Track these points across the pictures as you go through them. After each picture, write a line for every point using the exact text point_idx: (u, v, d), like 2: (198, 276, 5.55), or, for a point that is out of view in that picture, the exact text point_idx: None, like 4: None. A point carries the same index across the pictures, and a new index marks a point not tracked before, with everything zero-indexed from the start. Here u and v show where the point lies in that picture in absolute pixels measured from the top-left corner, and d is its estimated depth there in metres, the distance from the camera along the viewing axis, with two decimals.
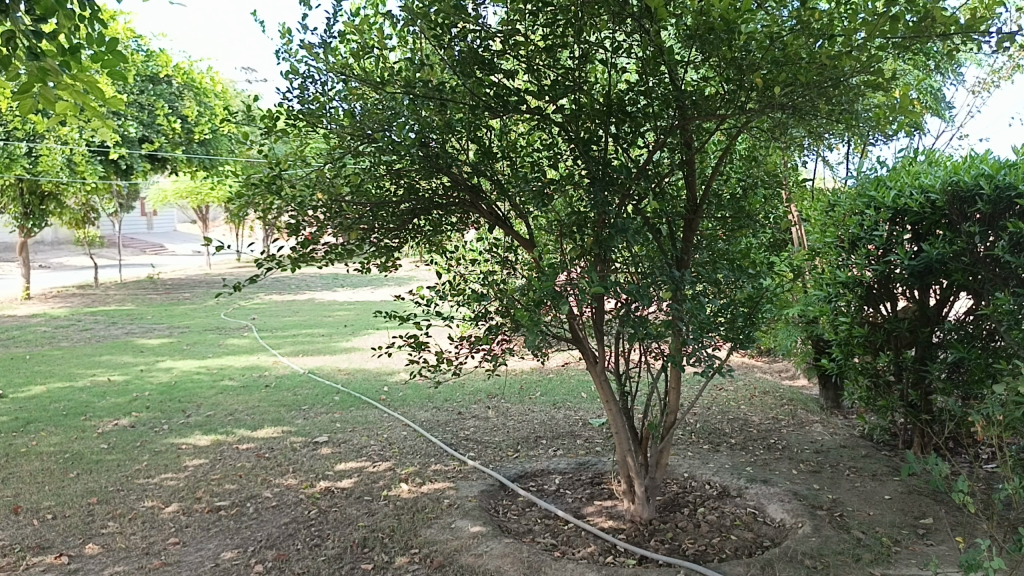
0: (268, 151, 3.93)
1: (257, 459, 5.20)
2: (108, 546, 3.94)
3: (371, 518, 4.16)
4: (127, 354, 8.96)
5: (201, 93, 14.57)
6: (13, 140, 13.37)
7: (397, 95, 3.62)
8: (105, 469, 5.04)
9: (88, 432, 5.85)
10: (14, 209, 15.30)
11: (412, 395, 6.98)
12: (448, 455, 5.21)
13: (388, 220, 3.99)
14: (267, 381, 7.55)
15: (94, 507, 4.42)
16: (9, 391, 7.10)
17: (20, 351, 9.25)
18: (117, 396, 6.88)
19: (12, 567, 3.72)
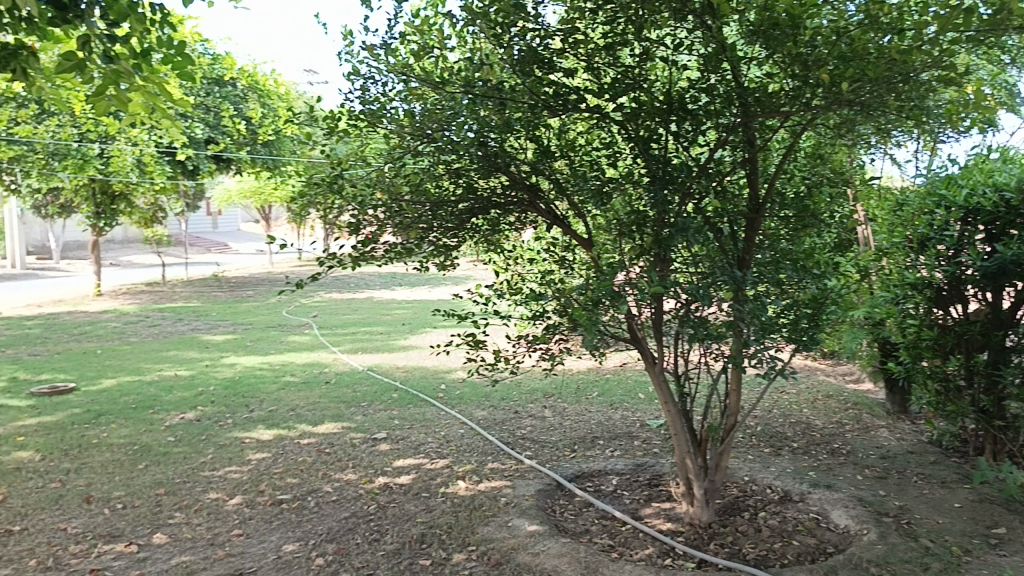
0: (328, 151, 3.99)
1: (318, 453, 5.28)
2: (175, 536, 4.05)
3: (429, 514, 4.19)
4: (193, 350, 9.21)
5: (264, 94, 15.21)
6: (86, 141, 13.86)
7: (457, 95, 3.64)
8: (172, 461, 5.19)
9: (156, 425, 6.02)
10: (87, 209, 15.86)
11: (469, 393, 7.02)
12: (505, 454, 5.22)
13: (447, 220, 4.02)
14: (327, 377, 7.68)
15: (162, 498, 4.55)
16: (82, 384, 7.36)
17: (91, 345, 9.58)
18: (184, 391, 7.08)
19: (84, 554, 3.86)
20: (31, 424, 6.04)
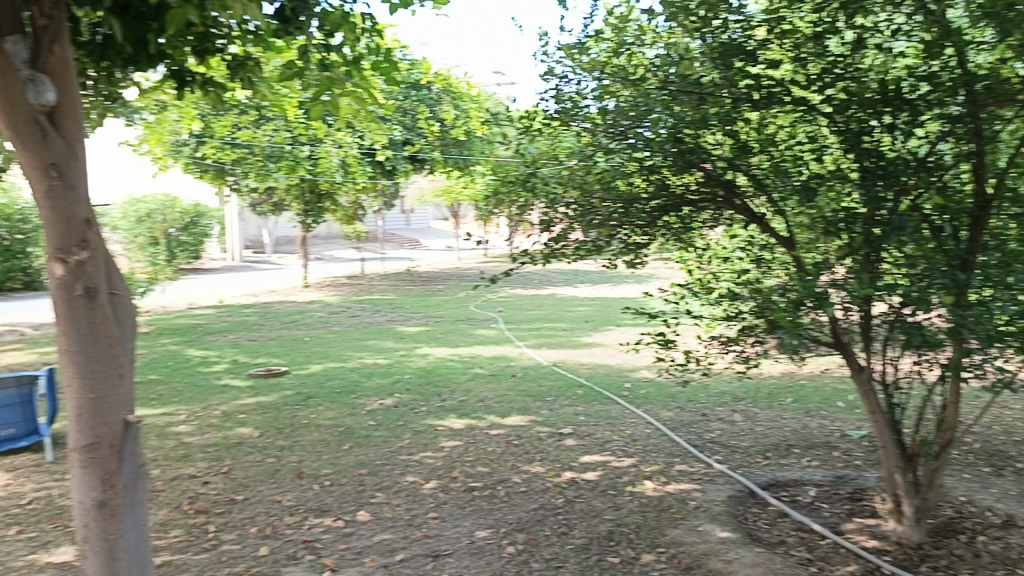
0: (519, 150, 4.11)
1: (507, 445, 5.43)
2: (377, 515, 4.31)
3: (617, 512, 4.19)
4: (389, 340, 9.74)
5: (458, 97, 16.13)
6: (298, 144, 15.01)
7: (651, 92, 3.64)
8: (372, 444, 5.51)
9: (357, 409, 6.42)
10: (297, 207, 17.17)
11: (656, 393, 6.94)
12: (694, 457, 5.12)
13: (639, 218, 3.94)
14: (514, 371, 7.86)
15: (365, 478, 4.85)
16: (293, 368, 7.99)
17: (300, 333, 10.37)
18: (382, 378, 7.50)
19: (297, 525, 4.19)
20: (251, 402, 6.63)
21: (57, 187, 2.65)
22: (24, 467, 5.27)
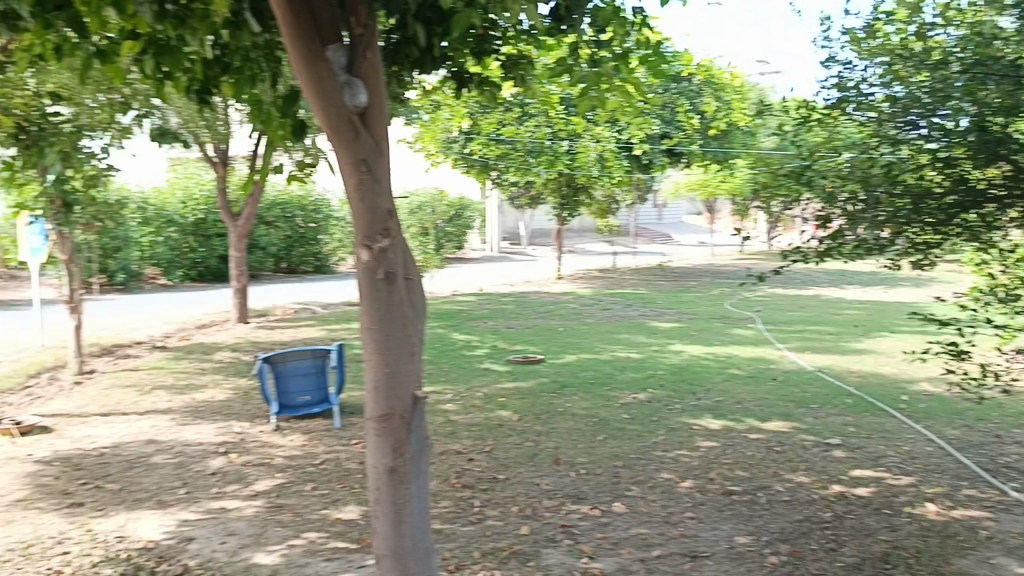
0: (789, 144, 3.84)
1: (767, 451, 5.21)
2: (633, 508, 4.33)
3: (893, 534, 3.87)
4: (642, 334, 9.74)
5: (719, 89, 16.20)
6: (558, 140, 15.45)
7: (951, 76, 3.52)
8: (627, 437, 5.54)
9: (612, 401, 6.48)
10: (555, 200, 17.67)
11: (938, 408, 6.32)
12: (986, 482, 4.60)
13: (932, 215, 3.66)
14: (774, 374, 7.53)
15: (621, 470, 4.89)
16: (550, 357, 8.24)
17: (556, 323, 10.68)
18: (636, 372, 7.52)
19: (556, 510, 4.31)
20: (510, 387, 6.93)
21: (366, 181, 2.91)
22: (317, 431, 5.90)
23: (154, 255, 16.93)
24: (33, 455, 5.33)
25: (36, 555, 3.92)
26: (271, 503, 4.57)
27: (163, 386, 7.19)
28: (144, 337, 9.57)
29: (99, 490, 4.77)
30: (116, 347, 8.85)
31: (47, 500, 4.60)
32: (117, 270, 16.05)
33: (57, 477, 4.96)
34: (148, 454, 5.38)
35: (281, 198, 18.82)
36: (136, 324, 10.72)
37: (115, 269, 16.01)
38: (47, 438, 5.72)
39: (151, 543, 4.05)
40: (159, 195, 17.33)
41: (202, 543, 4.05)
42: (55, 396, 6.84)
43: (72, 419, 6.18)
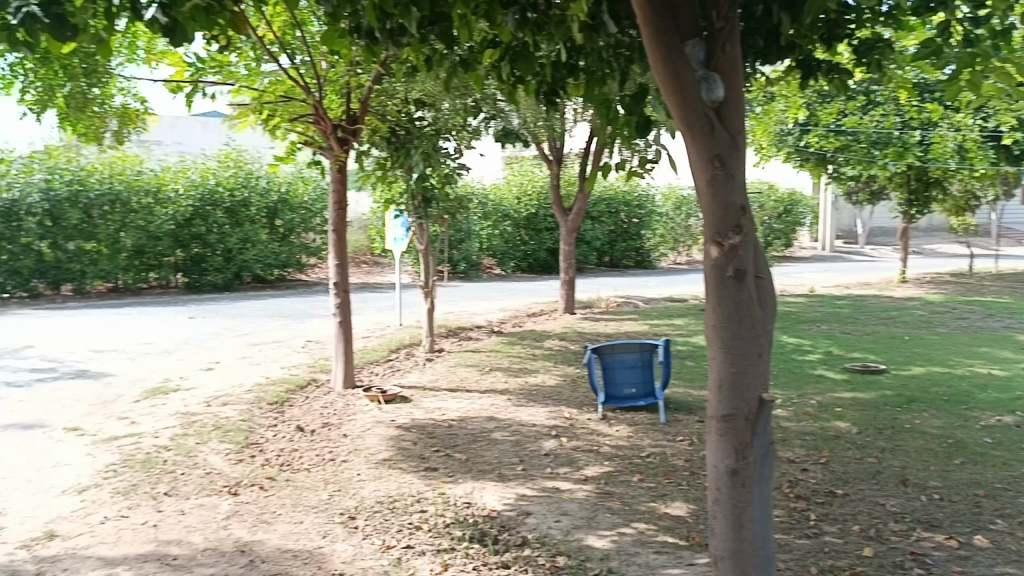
0: None
1: None
2: (999, 544, 3.82)
3: None
4: (1009, 349, 8.52)
5: None
6: (908, 130, 14.04)
7: None
8: (991, 464, 4.89)
9: (971, 422, 5.77)
10: (900, 197, 16.09)
11: None
12: None
13: None
14: None
15: (982, 500, 4.34)
16: (893, 367, 7.55)
17: (900, 331, 9.73)
18: (1001, 392, 6.61)
19: (904, 534, 3.94)
20: (847, 397, 6.47)
21: (719, 177, 2.87)
22: (643, 424, 5.99)
23: (491, 246, 18.34)
24: (396, 421, 6.05)
25: (401, 509, 4.44)
26: (601, 489, 4.72)
27: (500, 368, 7.77)
28: (484, 322, 10.40)
29: (449, 458, 5.28)
30: (461, 330, 9.73)
31: (408, 462, 5.19)
32: (460, 259, 17.63)
33: (415, 442, 5.58)
34: (489, 430, 5.85)
35: (607, 194, 19.34)
36: (476, 310, 11.70)
37: (458, 258, 17.60)
38: (406, 407, 6.46)
39: (494, 512, 4.39)
40: (497, 191, 18.71)
41: (538, 518, 4.30)
42: (412, 371, 7.70)
43: (426, 392, 6.92)
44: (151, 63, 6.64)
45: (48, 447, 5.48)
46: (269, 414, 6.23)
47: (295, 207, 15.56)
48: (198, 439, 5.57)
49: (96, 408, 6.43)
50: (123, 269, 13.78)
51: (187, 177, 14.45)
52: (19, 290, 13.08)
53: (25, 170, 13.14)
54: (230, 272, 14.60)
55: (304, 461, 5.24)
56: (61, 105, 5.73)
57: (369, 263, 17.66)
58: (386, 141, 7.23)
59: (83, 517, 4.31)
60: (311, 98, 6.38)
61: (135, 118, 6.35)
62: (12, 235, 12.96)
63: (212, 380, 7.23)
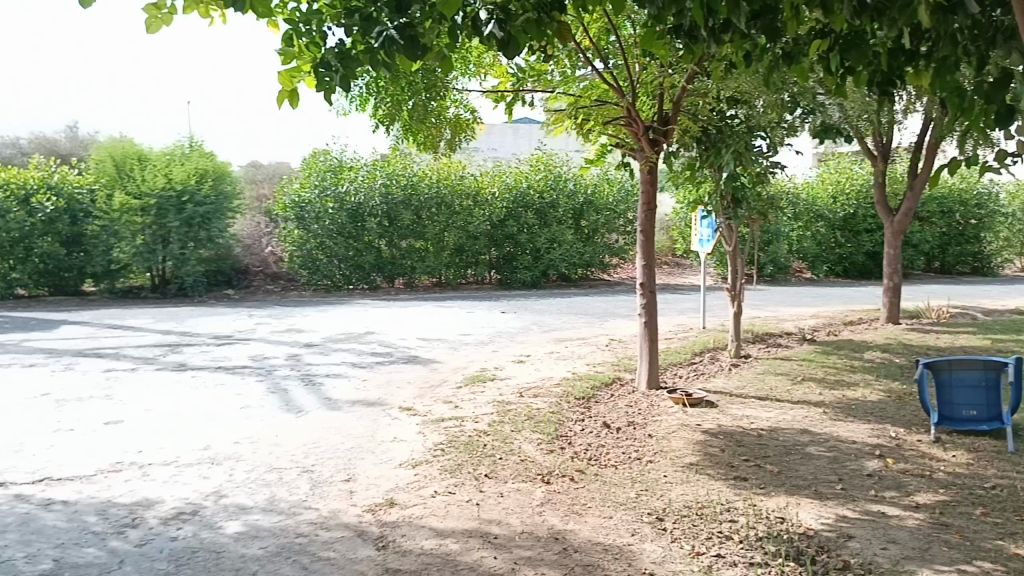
0: None
1: None
2: None
3: None
4: None
5: None
6: None
7: None
8: None
9: None
10: None
11: None
12: None
13: None
14: None
15: None
16: None
17: None
18: None
19: None
20: None
21: None
22: (986, 452, 5.31)
23: (800, 249, 17.43)
24: (702, 426, 5.97)
25: (710, 516, 4.35)
26: (935, 520, 4.26)
27: (812, 379, 7.37)
28: (794, 328, 9.91)
29: (760, 469, 5.08)
30: (769, 336, 9.36)
31: (716, 469, 5.09)
32: (766, 262, 16.96)
33: (723, 449, 5.46)
34: (802, 444, 5.57)
35: (939, 192, 17.40)
36: (785, 315, 11.19)
37: (765, 261, 16.93)
38: (712, 412, 6.35)
39: (811, 531, 4.14)
40: (809, 190, 17.71)
41: (861, 543, 3.99)
42: (717, 376, 7.55)
43: (732, 398, 6.76)
44: (480, 76, 7.18)
45: (388, 423, 6.14)
46: (577, 408, 6.45)
47: (600, 208, 15.98)
48: (513, 426, 5.92)
49: (425, 391, 7.10)
50: (447, 265, 15.11)
51: (503, 180, 15.41)
52: (362, 282, 14.89)
53: (369, 177, 14.73)
54: (539, 271, 15.44)
55: (612, 457, 5.34)
56: (405, 117, 6.38)
57: (670, 263, 17.64)
58: (696, 141, 7.05)
59: (417, 490, 4.77)
60: (625, 100, 6.44)
61: (466, 127, 6.91)
62: (358, 234, 14.69)
63: (524, 372, 7.66)
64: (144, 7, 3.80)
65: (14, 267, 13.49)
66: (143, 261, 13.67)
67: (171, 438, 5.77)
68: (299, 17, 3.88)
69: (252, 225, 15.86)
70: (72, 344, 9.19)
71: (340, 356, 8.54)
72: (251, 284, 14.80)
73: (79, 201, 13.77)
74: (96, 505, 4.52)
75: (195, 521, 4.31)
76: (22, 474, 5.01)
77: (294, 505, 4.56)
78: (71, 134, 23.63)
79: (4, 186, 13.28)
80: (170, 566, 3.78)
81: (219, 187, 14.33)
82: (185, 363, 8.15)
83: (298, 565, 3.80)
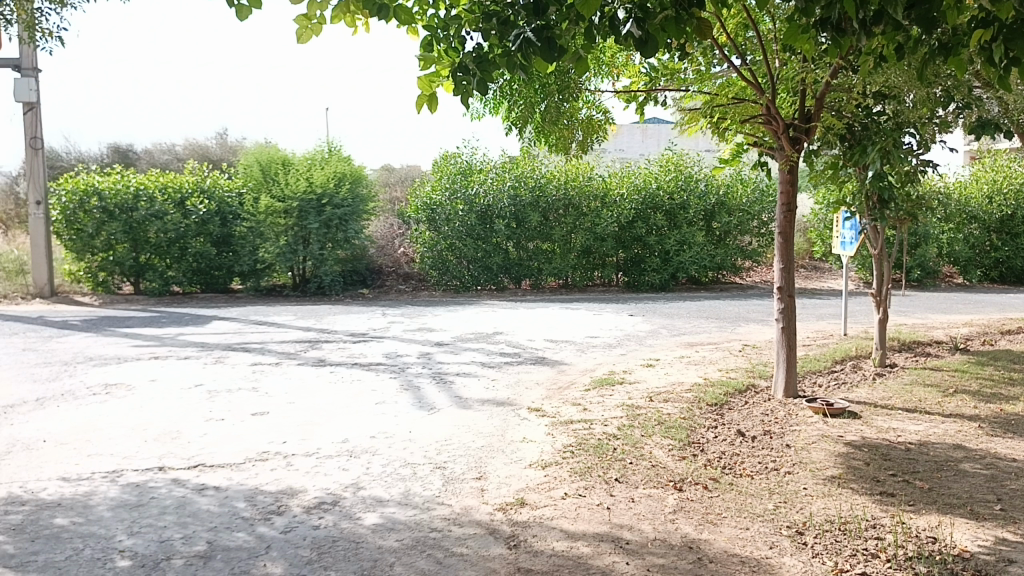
0: None
1: None
2: None
3: None
4: None
5: None
6: None
7: None
8: None
9: None
10: None
11: None
12: None
13: None
14: None
15: None
16: None
17: None
18: None
19: None
20: None
21: None
22: None
23: (951, 252, 16.38)
24: (844, 437, 5.70)
25: (854, 532, 4.13)
26: None
27: (966, 392, 6.90)
28: (944, 337, 9.32)
29: (910, 485, 4.80)
30: (917, 344, 8.84)
31: (861, 483, 4.84)
32: (913, 266, 16.02)
33: (867, 463, 5.19)
34: (956, 460, 5.23)
35: None
36: (934, 322, 10.54)
37: (911, 265, 16.00)
38: (854, 423, 6.06)
39: (967, 553, 3.86)
40: (962, 190, 16.61)
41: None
42: (860, 385, 7.19)
43: (877, 409, 6.43)
44: (612, 76, 7.15)
45: (517, 423, 6.19)
46: (709, 415, 6.29)
47: (733, 210, 15.55)
48: (643, 431, 5.83)
49: (554, 392, 7.11)
50: (574, 267, 15.13)
51: (631, 181, 15.25)
52: (490, 283, 15.09)
53: (498, 179, 14.90)
54: (667, 273, 15.21)
55: (748, 466, 5.18)
56: (537, 119, 6.45)
57: (806, 267, 16.96)
58: (840, 139, 6.66)
59: (547, 491, 4.77)
60: (764, 97, 6.23)
61: (598, 128, 6.88)
62: (486, 235, 14.90)
63: (654, 376, 7.54)
64: (295, 17, 3.98)
65: (170, 265, 14.49)
66: (285, 261, 14.36)
67: (313, 430, 6.03)
68: (438, 23, 3.95)
69: (387, 228, 16.72)
70: (221, 338, 9.78)
71: (470, 355, 8.69)
72: (385, 283, 15.29)
73: (228, 204, 14.64)
74: (244, 492, 4.78)
75: (334, 512, 4.48)
76: (180, 459, 5.36)
77: (427, 500, 4.66)
78: (222, 141, 25.12)
79: (163, 190, 14.29)
80: (312, 553, 3.94)
81: (356, 190, 14.89)
82: (324, 359, 8.51)
83: (432, 560, 3.87)
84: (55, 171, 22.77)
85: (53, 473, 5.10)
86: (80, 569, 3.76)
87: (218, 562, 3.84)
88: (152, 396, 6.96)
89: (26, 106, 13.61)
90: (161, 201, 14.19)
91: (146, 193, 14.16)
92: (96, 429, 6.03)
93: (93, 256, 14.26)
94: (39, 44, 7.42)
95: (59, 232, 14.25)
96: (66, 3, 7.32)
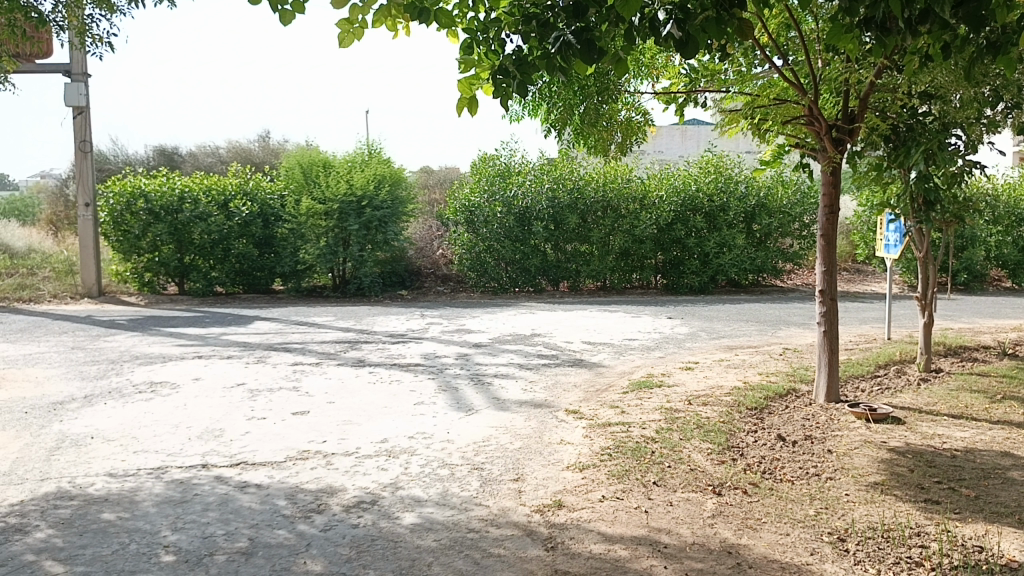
0: None
1: None
2: None
3: None
4: None
5: None
6: None
7: None
8: None
9: None
10: None
11: None
12: None
13: None
14: None
15: None
16: None
17: None
18: None
19: None
20: None
21: None
22: None
23: (1000, 255, 16.01)
24: (888, 443, 5.61)
25: (898, 539, 4.06)
26: None
27: (1014, 398, 6.75)
28: (993, 342, 9.10)
29: (955, 493, 4.70)
30: (963, 349, 8.66)
31: (904, 490, 4.76)
32: (960, 269, 15.71)
33: (911, 469, 5.10)
34: (1004, 468, 5.12)
35: None
36: (982, 326, 10.32)
37: (958, 268, 15.71)
38: (898, 429, 5.97)
39: (1015, 563, 3.78)
40: (1012, 191, 16.24)
41: None
42: (904, 391, 7.07)
43: (922, 415, 6.31)
44: (652, 78, 7.10)
45: (555, 425, 6.19)
46: (749, 419, 6.23)
47: (774, 211, 15.37)
48: (682, 435, 5.79)
49: (592, 395, 7.09)
50: (612, 269, 15.09)
51: (671, 183, 15.14)
52: (528, 285, 15.10)
53: (536, 181, 14.92)
54: (707, 275, 15.08)
55: (788, 472, 5.11)
56: (576, 121, 6.45)
57: (850, 270, 16.69)
58: (884, 141, 6.50)
59: (584, 493, 4.76)
60: (806, 98, 6.15)
61: (637, 130, 6.85)
62: (524, 237, 14.92)
63: (693, 379, 7.49)
64: (338, 21, 4.04)
65: (214, 266, 14.74)
66: (326, 262, 14.52)
67: (351, 430, 6.10)
68: (478, 26, 3.97)
69: (426, 232, 16.88)
70: (263, 339, 9.92)
71: (507, 356, 8.71)
72: (423, 285, 15.36)
73: (271, 206, 14.85)
74: (285, 490, 4.85)
75: (373, 511, 4.52)
76: (223, 456, 5.46)
77: (465, 500, 4.69)
78: (264, 143, 25.51)
79: (207, 192, 14.55)
80: (351, 552, 3.99)
81: (395, 192, 15.01)
82: (364, 360, 8.59)
83: (470, 560, 3.89)
84: (103, 174, 23.31)
85: (101, 468, 5.23)
86: (126, 563, 3.85)
87: (259, 559, 3.90)
88: (196, 395, 7.10)
89: (76, 110, 13.97)
90: (205, 203, 14.45)
91: (190, 195, 14.45)
92: (143, 426, 6.17)
93: (139, 256, 14.57)
94: (89, 50, 7.60)
95: (106, 233, 14.59)
96: (115, 10, 7.49)
